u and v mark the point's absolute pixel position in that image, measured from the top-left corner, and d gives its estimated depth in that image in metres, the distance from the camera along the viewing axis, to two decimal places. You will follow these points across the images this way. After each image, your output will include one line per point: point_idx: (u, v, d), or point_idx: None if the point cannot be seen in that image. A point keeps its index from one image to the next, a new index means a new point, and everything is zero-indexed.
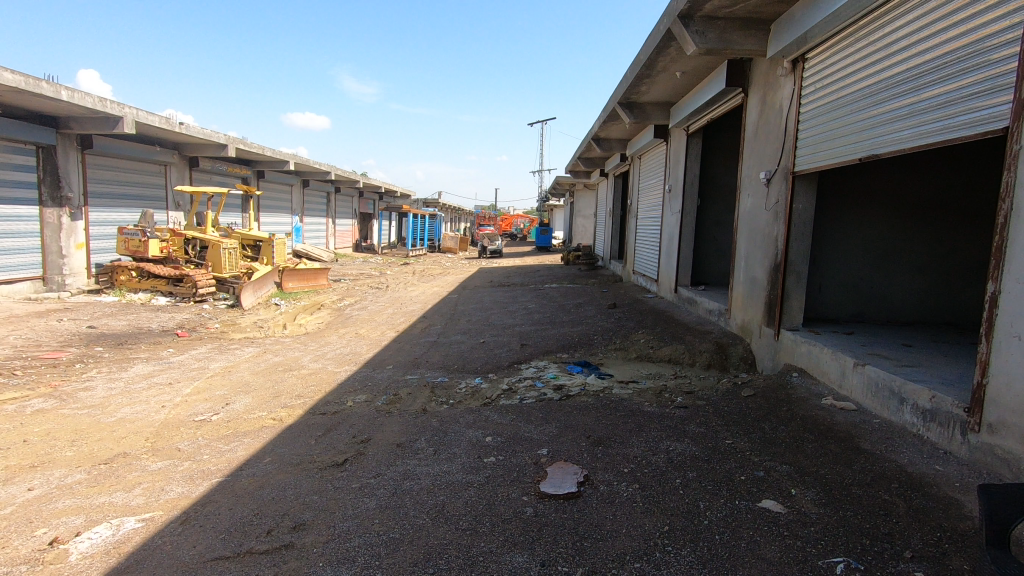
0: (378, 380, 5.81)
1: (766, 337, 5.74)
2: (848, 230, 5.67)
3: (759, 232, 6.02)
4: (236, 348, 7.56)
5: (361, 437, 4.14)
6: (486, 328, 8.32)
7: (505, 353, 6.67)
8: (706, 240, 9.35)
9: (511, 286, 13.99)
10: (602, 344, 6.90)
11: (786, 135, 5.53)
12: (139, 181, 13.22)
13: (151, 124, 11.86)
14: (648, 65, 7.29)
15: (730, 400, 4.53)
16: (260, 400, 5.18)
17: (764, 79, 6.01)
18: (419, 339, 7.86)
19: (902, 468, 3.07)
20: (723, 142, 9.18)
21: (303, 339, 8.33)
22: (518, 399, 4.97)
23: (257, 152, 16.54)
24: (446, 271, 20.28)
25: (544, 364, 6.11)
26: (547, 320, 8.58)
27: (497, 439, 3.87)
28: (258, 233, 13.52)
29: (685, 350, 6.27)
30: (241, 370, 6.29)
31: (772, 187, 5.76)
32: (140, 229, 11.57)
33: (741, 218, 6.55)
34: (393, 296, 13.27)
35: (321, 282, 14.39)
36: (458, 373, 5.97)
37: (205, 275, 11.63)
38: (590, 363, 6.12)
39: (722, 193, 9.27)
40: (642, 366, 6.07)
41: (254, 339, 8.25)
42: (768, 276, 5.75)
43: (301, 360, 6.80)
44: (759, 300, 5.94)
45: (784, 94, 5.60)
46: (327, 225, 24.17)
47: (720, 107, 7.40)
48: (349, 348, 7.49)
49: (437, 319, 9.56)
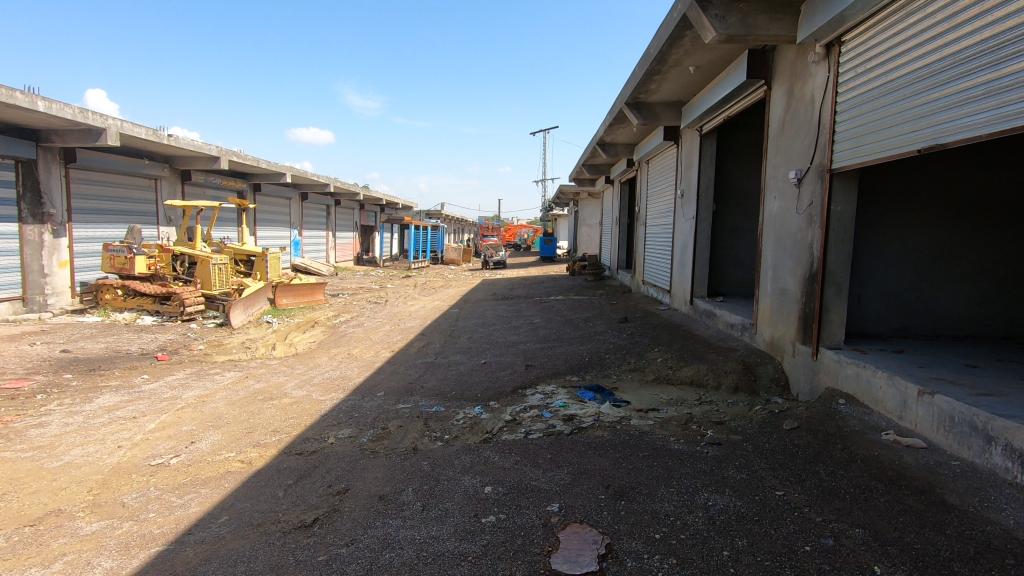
0: (366, 412, 5.18)
1: (801, 357, 5.09)
2: (889, 236, 5.04)
3: (790, 238, 5.40)
4: (216, 373, 6.95)
5: (338, 486, 3.51)
6: (488, 347, 7.68)
7: (508, 376, 6.03)
8: (723, 248, 8.73)
9: (515, 299, 13.39)
10: (615, 364, 6.25)
11: (819, 129, 4.93)
12: (127, 195, 12.72)
13: (137, 136, 11.36)
14: (660, 59, 6.72)
15: (770, 435, 3.88)
16: (230, 438, 4.57)
17: (791, 69, 5.42)
18: (415, 360, 7.23)
19: (1010, 534, 2.41)
20: (739, 144, 8.57)
21: (291, 362, 7.71)
22: (522, 433, 4.33)
23: (252, 165, 16.05)
24: (449, 283, 19.70)
25: (551, 389, 5.46)
26: (554, 337, 7.94)
27: (498, 490, 3.24)
28: (251, 248, 13.01)
29: (708, 371, 5.63)
30: (216, 400, 5.67)
31: (803, 188, 5.16)
32: (126, 245, 11.10)
33: (767, 223, 5.92)
34: (391, 312, 12.65)
35: (318, 298, 13.80)
36: (456, 402, 5.33)
37: (193, 292, 11.09)
38: (603, 387, 5.45)
39: (739, 198, 8.65)
40: (662, 390, 5.43)
41: (238, 363, 7.64)
42: (803, 287, 5.12)
43: (284, 387, 6.18)
44: (792, 314, 5.31)
45: (816, 84, 5.00)
46: (326, 238, 23.67)
47: (739, 103, 6.82)
48: (338, 372, 6.85)
49: (436, 337, 8.93)
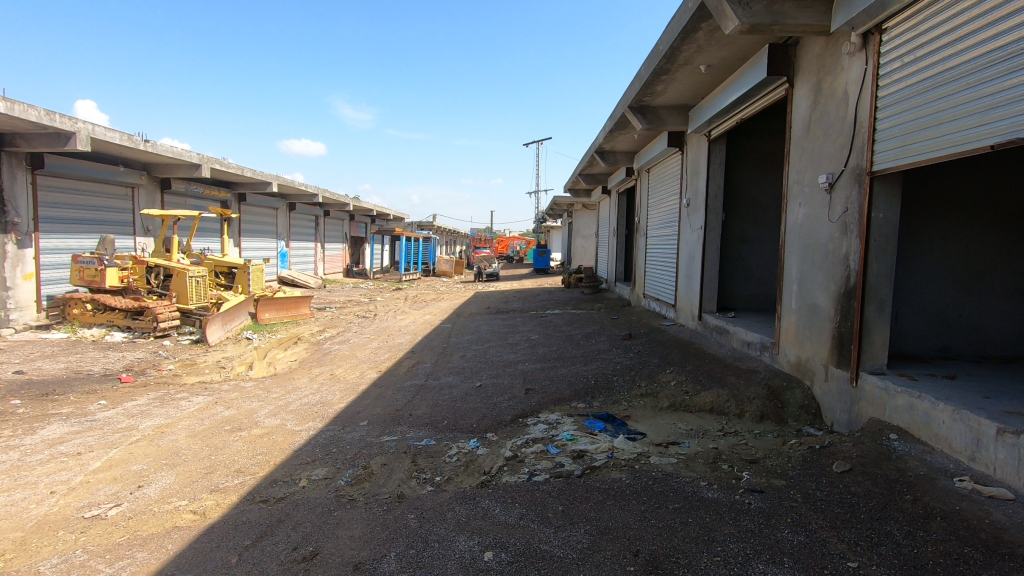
0: (346, 446, 4.55)
1: (836, 381, 4.54)
2: (932, 247, 4.52)
3: (819, 249, 4.87)
4: (182, 398, 6.27)
5: (305, 549, 2.89)
6: (484, 367, 7.07)
7: (506, 403, 5.42)
8: (732, 260, 8.21)
9: (510, 313, 12.80)
10: (624, 388, 5.66)
11: (853, 128, 4.44)
12: (100, 204, 12.05)
13: (110, 141, 10.73)
14: (670, 57, 6.24)
15: (820, 479, 3.30)
16: (185, 480, 3.93)
17: (818, 64, 4.94)
18: (404, 383, 6.59)
19: None
20: (749, 149, 8.08)
21: (268, 384, 7.05)
22: (525, 475, 3.73)
23: (236, 174, 15.40)
24: (441, 296, 19.07)
25: (556, 418, 4.86)
26: (554, 356, 7.34)
27: (501, 557, 2.64)
28: (233, 259, 12.38)
29: (729, 397, 5.08)
30: (177, 432, 5.00)
31: (836, 193, 4.64)
32: (96, 256, 10.47)
33: (791, 233, 5.40)
34: (380, 327, 11.99)
35: (303, 312, 13.15)
36: (448, 434, 4.70)
37: (168, 306, 10.43)
38: (613, 416, 4.86)
39: (749, 207, 8.15)
40: (679, 420, 4.84)
41: (209, 386, 6.97)
42: (837, 304, 4.58)
43: (255, 415, 5.52)
44: (823, 334, 4.78)
45: (849, 78, 4.50)
46: (315, 249, 22.99)
47: (756, 103, 6.34)
48: (318, 396, 6.20)
49: (427, 355, 8.30)
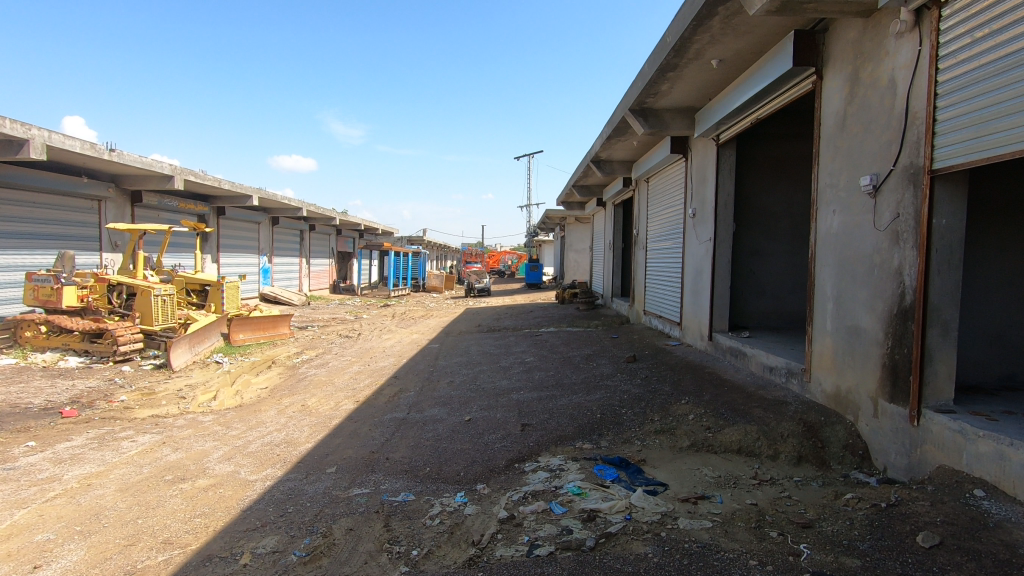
0: (306, 503, 3.77)
1: (890, 418, 3.85)
2: (992, 259, 3.86)
3: (862, 262, 4.21)
4: (125, 438, 5.43)
5: None
6: (474, 396, 6.29)
7: (499, 443, 4.65)
8: (742, 274, 7.55)
9: (502, 332, 12.05)
10: (635, 423, 4.91)
11: (903, 121, 3.79)
12: (60, 218, 11.21)
13: (70, 149, 9.95)
14: (679, 50, 5.61)
15: (903, 558, 2.57)
16: (97, 557, 3.12)
17: (856, 50, 4.31)
18: (383, 417, 5.80)
19: None
20: (759, 155, 7.46)
21: (229, 419, 6.22)
22: (524, 548, 2.95)
23: (212, 186, 14.61)
24: (430, 313, 18.26)
25: (559, 464, 4.11)
26: (552, 383, 6.58)
27: None
28: (205, 276, 11.61)
29: (759, 436, 4.36)
30: (105, 485, 4.18)
31: (882, 197, 3.99)
32: (53, 274, 9.68)
33: (824, 244, 4.75)
34: (363, 348, 11.17)
35: (281, 331, 12.31)
36: (430, 486, 3.93)
37: (130, 328, 9.58)
38: (626, 461, 4.11)
39: (760, 218, 7.51)
40: (704, 464, 4.11)
41: (161, 421, 6.13)
42: (888, 327, 3.90)
43: (205, 460, 4.71)
44: (870, 361, 4.09)
45: (897, 62, 3.86)
46: (299, 265, 22.16)
47: (774, 101, 5.71)
48: (283, 434, 5.40)
49: (411, 381, 7.51)
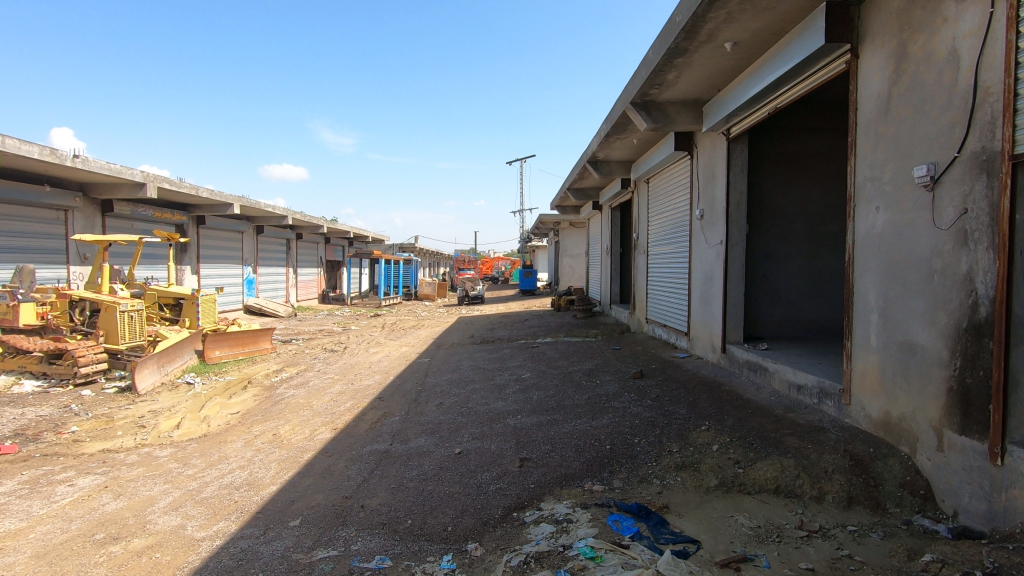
0: (258, 572, 3.07)
1: (961, 455, 3.21)
2: None
3: (917, 267, 3.59)
4: (62, 481, 4.70)
5: None
6: (466, 423, 5.62)
7: (493, 486, 3.97)
8: (756, 280, 6.94)
9: (496, 343, 11.38)
10: (651, 457, 4.24)
11: (970, 99, 3.17)
12: (20, 230, 10.45)
13: (28, 155, 9.25)
14: (689, 31, 5.01)
15: None
16: None
17: (904, 20, 3.69)
18: (363, 449, 5.12)
19: None
20: (773, 151, 6.85)
21: (189, 453, 5.51)
22: None
23: (189, 194, 13.89)
24: (421, 322, 17.56)
25: (566, 513, 3.43)
26: (553, 404, 5.92)
27: None
28: (179, 289, 10.89)
29: (800, 473, 3.71)
30: (20, 550, 3.46)
31: (942, 190, 3.38)
32: (9, 290, 8.97)
33: (865, 246, 4.12)
34: (348, 364, 10.48)
35: (262, 346, 11.57)
36: (412, 546, 3.24)
37: (93, 347, 8.84)
38: (646, 509, 3.43)
39: (775, 219, 6.89)
40: (738, 510, 3.45)
41: (111, 457, 5.40)
42: (955, 345, 3.27)
43: (148, 512, 3.99)
44: (931, 384, 3.46)
45: (959, 31, 3.24)
46: (286, 275, 21.40)
47: (797, 87, 5.09)
48: (245, 474, 4.68)
49: (396, 403, 6.82)
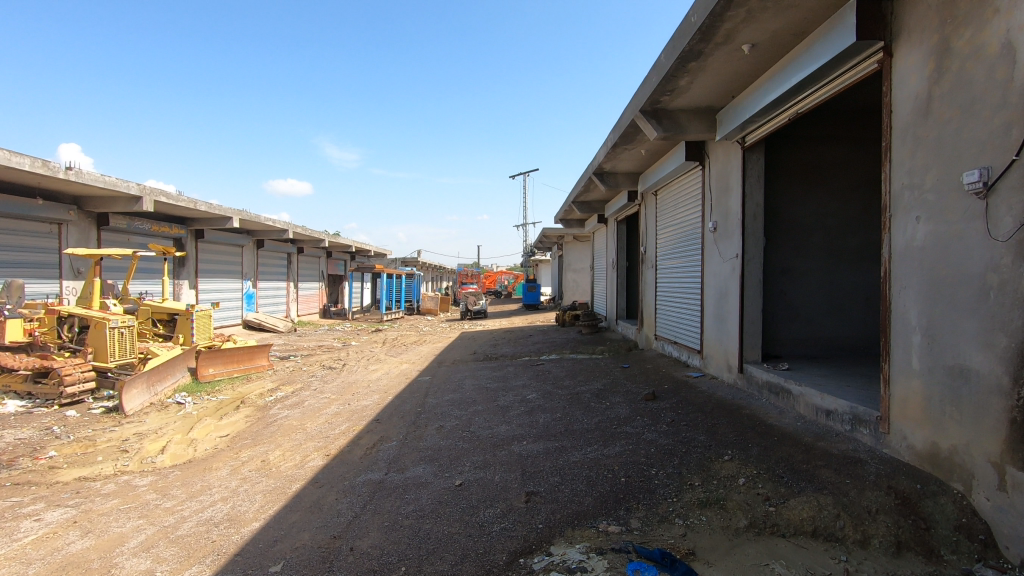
0: None
1: None
2: None
3: (969, 283, 3.22)
4: (28, 515, 4.32)
5: None
6: (467, 449, 5.24)
7: (497, 526, 3.58)
8: (773, 295, 6.58)
9: (500, 361, 10.99)
10: (671, 492, 3.86)
11: None
12: (10, 243, 10.17)
13: (20, 167, 8.98)
14: (706, 32, 4.71)
15: None
16: None
17: (946, 13, 3.37)
18: (357, 479, 4.73)
19: None
20: (789, 160, 6.54)
21: (170, 482, 5.13)
22: None
23: (187, 208, 13.63)
24: (423, 338, 17.17)
25: (580, 561, 3.04)
26: (561, 429, 5.54)
27: None
28: (174, 304, 10.57)
29: (840, 513, 3.31)
30: None
31: (997, 198, 3.04)
32: None
33: (904, 260, 3.76)
34: (346, 382, 10.10)
35: (258, 364, 11.20)
36: None
37: (80, 365, 8.51)
38: (669, 555, 3.03)
39: (792, 231, 6.56)
40: (773, 557, 3.05)
41: (86, 486, 5.03)
42: (1017, 371, 2.90)
43: (115, 553, 3.61)
44: (988, 414, 3.08)
45: (1013, 22, 2.92)
46: (286, 289, 21.09)
47: (820, 91, 4.78)
48: (227, 508, 4.30)
49: (394, 426, 6.44)
